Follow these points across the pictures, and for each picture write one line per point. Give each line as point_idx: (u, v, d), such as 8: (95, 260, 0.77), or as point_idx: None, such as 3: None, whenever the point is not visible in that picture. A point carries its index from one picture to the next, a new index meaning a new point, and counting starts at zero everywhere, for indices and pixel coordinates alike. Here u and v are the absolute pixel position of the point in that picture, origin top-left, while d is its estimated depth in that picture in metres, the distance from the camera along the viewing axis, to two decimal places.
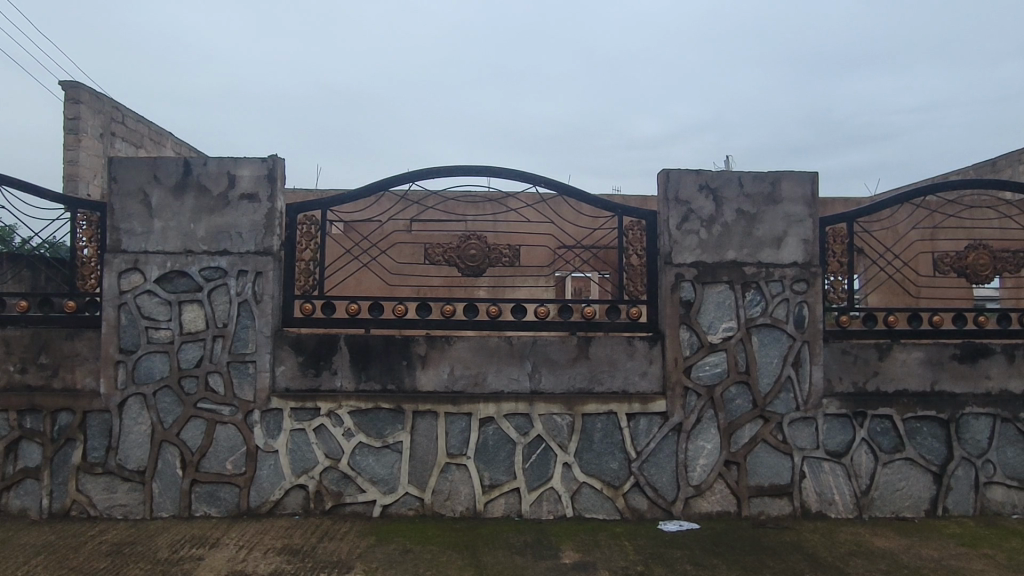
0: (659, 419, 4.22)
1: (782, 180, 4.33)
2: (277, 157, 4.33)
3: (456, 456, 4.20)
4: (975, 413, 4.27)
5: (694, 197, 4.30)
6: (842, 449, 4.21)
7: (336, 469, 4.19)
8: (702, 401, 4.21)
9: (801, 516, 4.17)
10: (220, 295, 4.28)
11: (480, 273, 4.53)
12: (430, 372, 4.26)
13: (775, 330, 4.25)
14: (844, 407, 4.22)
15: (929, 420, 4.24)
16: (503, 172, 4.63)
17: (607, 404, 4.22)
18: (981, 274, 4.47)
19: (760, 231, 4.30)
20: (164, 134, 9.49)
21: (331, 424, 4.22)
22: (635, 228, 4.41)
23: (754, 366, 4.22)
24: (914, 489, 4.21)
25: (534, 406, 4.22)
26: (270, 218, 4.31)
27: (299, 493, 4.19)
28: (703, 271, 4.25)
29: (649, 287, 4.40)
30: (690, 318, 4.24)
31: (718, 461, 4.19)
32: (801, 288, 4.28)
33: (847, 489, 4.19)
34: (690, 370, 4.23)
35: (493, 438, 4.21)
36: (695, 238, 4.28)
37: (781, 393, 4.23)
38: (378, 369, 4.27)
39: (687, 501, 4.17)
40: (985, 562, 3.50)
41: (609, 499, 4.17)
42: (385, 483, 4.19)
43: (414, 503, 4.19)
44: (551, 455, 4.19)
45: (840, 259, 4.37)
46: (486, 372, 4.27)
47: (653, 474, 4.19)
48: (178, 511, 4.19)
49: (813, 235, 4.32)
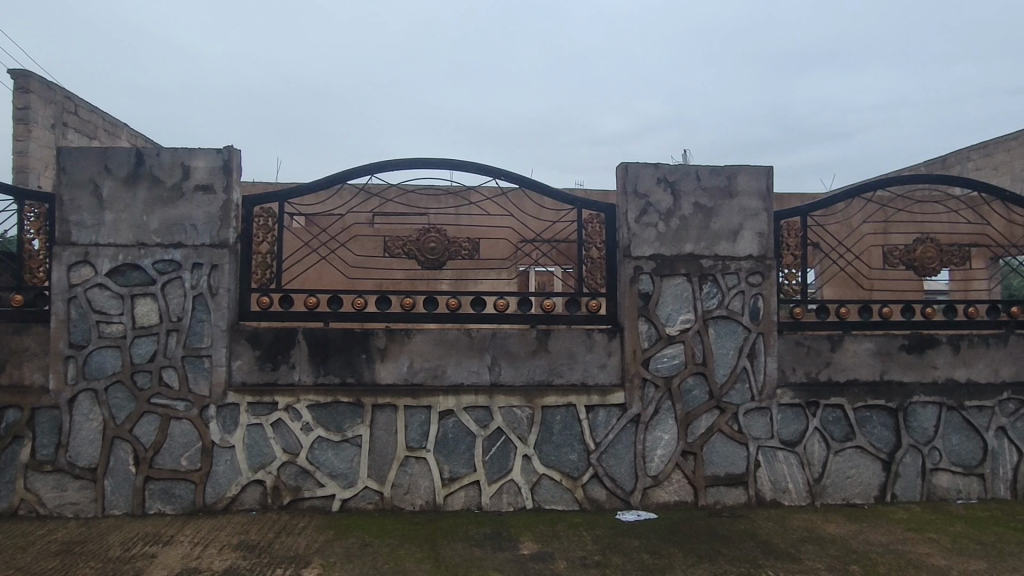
0: (617, 411, 4.26)
1: (738, 174, 4.39)
2: (233, 147, 4.26)
3: (415, 450, 4.19)
4: (922, 403, 4.38)
5: (652, 190, 4.34)
6: (795, 438, 4.30)
7: (294, 463, 4.15)
8: (660, 392, 4.26)
9: (756, 504, 4.25)
10: (174, 289, 4.20)
11: (440, 266, 4.52)
12: (389, 365, 4.24)
13: (731, 322, 4.32)
14: (797, 398, 4.31)
15: (878, 409, 4.35)
16: (463, 164, 4.62)
17: (566, 397, 4.25)
18: (929, 267, 4.59)
19: (717, 225, 4.36)
20: (120, 126, 9.27)
21: (289, 418, 4.17)
22: (594, 221, 4.45)
23: (710, 358, 4.29)
24: (864, 476, 4.32)
25: (493, 399, 4.23)
26: (225, 211, 4.24)
27: (255, 488, 4.14)
28: (661, 263, 4.30)
29: (608, 279, 4.43)
30: (648, 310, 4.28)
31: (675, 452, 4.24)
32: (756, 280, 4.36)
33: (800, 477, 4.28)
34: (648, 362, 4.27)
35: (452, 431, 4.21)
36: (654, 230, 4.32)
37: (737, 384, 4.30)
38: (337, 363, 4.22)
39: (645, 492, 4.22)
40: (930, 546, 3.60)
41: (568, 491, 4.20)
42: (344, 477, 4.16)
43: (373, 496, 4.17)
44: (510, 447, 4.21)
45: (794, 253, 4.46)
46: (446, 365, 4.26)
47: (611, 465, 4.23)
48: (131, 508, 4.11)
49: (768, 229, 4.39)
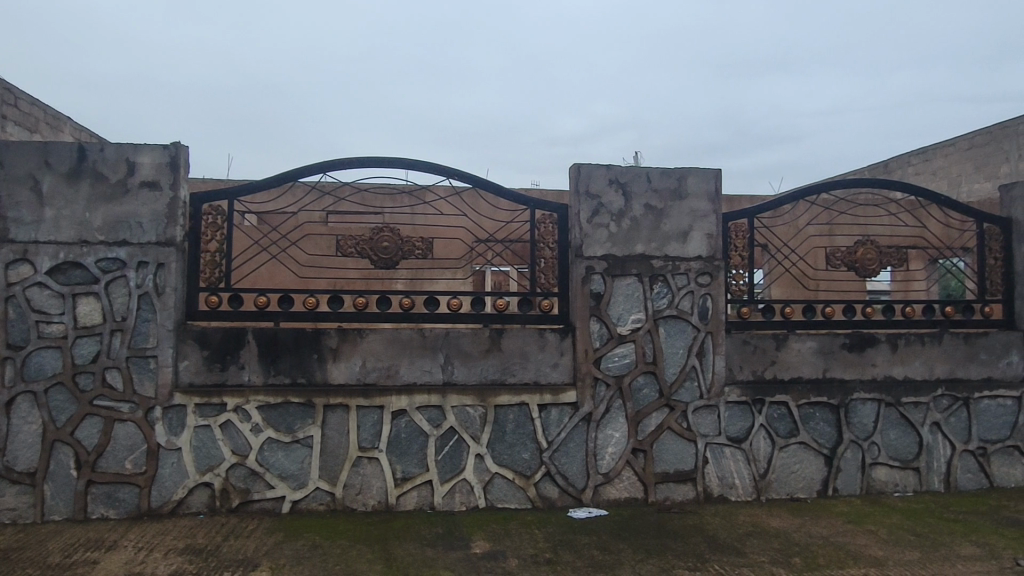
0: (570, 410, 4.30)
1: (688, 176, 4.48)
2: (181, 144, 4.18)
3: (367, 450, 4.16)
4: (862, 399, 4.52)
5: (604, 191, 4.39)
6: (741, 435, 4.41)
7: (243, 465, 4.09)
8: (611, 391, 4.32)
9: (704, 500, 4.34)
10: (118, 287, 4.10)
11: (393, 266, 4.50)
12: (341, 365, 4.21)
13: (681, 322, 4.40)
14: (743, 395, 4.41)
15: (821, 405, 4.49)
16: (417, 164, 4.61)
17: (519, 396, 4.27)
18: (869, 268, 4.75)
19: (667, 226, 4.43)
20: (63, 119, 8.96)
21: (238, 419, 4.11)
22: (547, 221, 4.48)
23: (660, 357, 4.36)
24: (807, 471, 4.45)
25: (446, 398, 4.23)
26: (172, 208, 4.15)
27: (203, 491, 4.06)
28: (613, 263, 4.36)
29: (560, 279, 4.47)
30: (600, 309, 4.34)
31: (625, 449, 4.30)
32: (705, 280, 4.45)
33: (746, 473, 4.39)
34: (600, 361, 4.33)
35: (405, 430, 4.20)
36: (605, 231, 4.37)
37: (686, 382, 4.38)
38: (288, 363, 4.18)
39: (596, 489, 4.27)
40: (868, 537, 3.73)
41: (520, 489, 4.23)
42: (295, 478, 4.11)
43: (324, 498, 4.13)
44: (463, 447, 4.22)
45: (742, 254, 4.57)
46: (399, 365, 4.25)
47: (563, 463, 4.27)
48: (72, 513, 3.99)
49: (717, 230, 4.49)
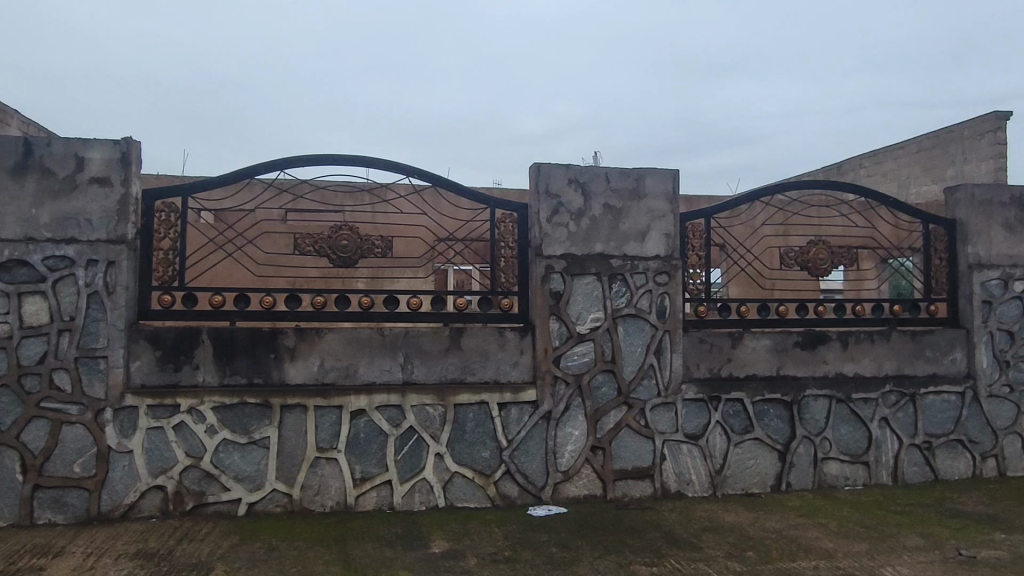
0: (529, 408, 4.32)
1: (646, 176, 4.53)
2: (132, 139, 4.08)
3: (326, 450, 4.12)
4: (814, 396, 4.63)
5: (564, 191, 4.42)
6: (698, 432, 4.48)
7: (197, 468, 4.01)
8: (571, 390, 4.35)
9: (661, 496, 4.40)
10: (66, 286, 3.99)
11: (352, 264, 4.46)
12: (299, 365, 4.16)
13: (639, 320, 4.46)
14: (700, 393, 4.48)
15: (775, 402, 4.58)
16: (376, 162, 4.58)
17: (479, 394, 4.27)
18: (821, 268, 4.87)
19: (626, 225, 4.48)
20: (9, 112, 8.67)
21: (192, 421, 4.03)
22: (507, 220, 4.49)
23: (619, 355, 4.41)
24: (762, 467, 4.54)
25: (405, 397, 4.21)
26: (123, 205, 4.05)
27: (156, 494, 3.98)
28: (572, 262, 4.39)
29: (520, 278, 4.49)
30: (559, 308, 4.36)
31: (584, 447, 4.34)
32: (663, 279, 4.50)
33: (703, 469, 4.46)
34: (559, 360, 4.35)
35: (364, 430, 4.16)
36: (565, 230, 4.40)
37: (644, 380, 4.43)
38: (244, 363, 4.11)
39: (555, 487, 4.30)
40: (819, 531, 3.82)
41: (480, 488, 4.23)
42: (251, 480, 4.05)
43: (281, 499, 4.08)
44: (423, 446, 4.20)
45: (699, 253, 4.64)
46: (358, 364, 4.21)
47: (523, 461, 4.28)
48: (18, 519, 3.87)
49: (674, 230, 4.55)
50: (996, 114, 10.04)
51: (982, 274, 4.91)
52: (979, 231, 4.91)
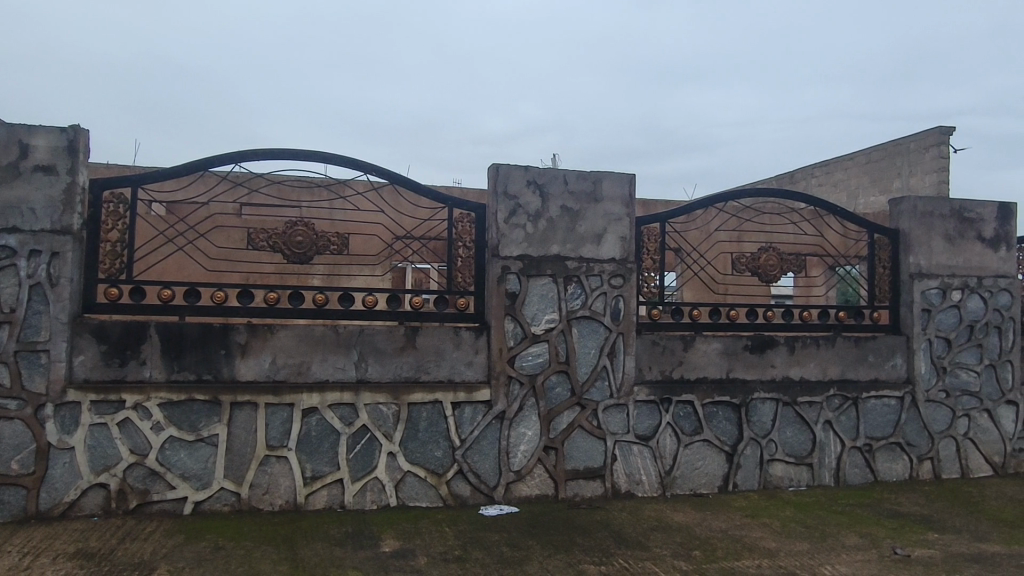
0: (483, 408, 4.33)
1: (604, 180, 4.58)
2: (80, 127, 3.97)
3: (276, 449, 4.07)
4: (762, 399, 4.74)
5: (522, 192, 4.44)
6: (649, 433, 4.55)
7: (142, 465, 3.92)
8: (525, 390, 4.38)
9: (612, 496, 4.45)
10: (7, 277, 3.86)
11: (307, 261, 4.42)
12: (250, 361, 4.10)
13: (593, 322, 4.51)
14: (652, 394, 4.56)
15: (724, 404, 4.68)
16: (334, 158, 4.54)
17: (432, 394, 4.26)
18: (771, 274, 4.99)
19: (582, 228, 4.52)
20: None
21: (138, 418, 3.93)
22: (465, 220, 4.50)
23: (573, 357, 4.45)
24: (709, 468, 4.63)
25: (359, 396, 4.18)
26: (69, 195, 3.94)
27: (97, 493, 3.88)
28: (528, 264, 4.41)
29: (476, 278, 4.50)
30: (515, 309, 4.38)
31: (537, 447, 4.37)
32: (618, 282, 4.56)
33: (653, 470, 4.53)
34: (514, 360, 4.37)
35: (316, 429, 4.12)
36: (522, 231, 4.42)
37: (597, 382, 4.48)
38: (193, 359, 4.03)
39: (507, 487, 4.31)
40: (763, 530, 3.92)
41: (432, 488, 4.22)
42: (198, 478, 3.98)
43: (229, 498, 4.01)
44: (375, 445, 4.18)
45: (654, 257, 4.71)
46: (310, 361, 4.17)
47: (475, 461, 4.29)
48: None
49: (629, 233, 4.61)
50: (939, 130, 10.42)
51: (923, 283, 5.09)
52: (920, 242, 5.09)
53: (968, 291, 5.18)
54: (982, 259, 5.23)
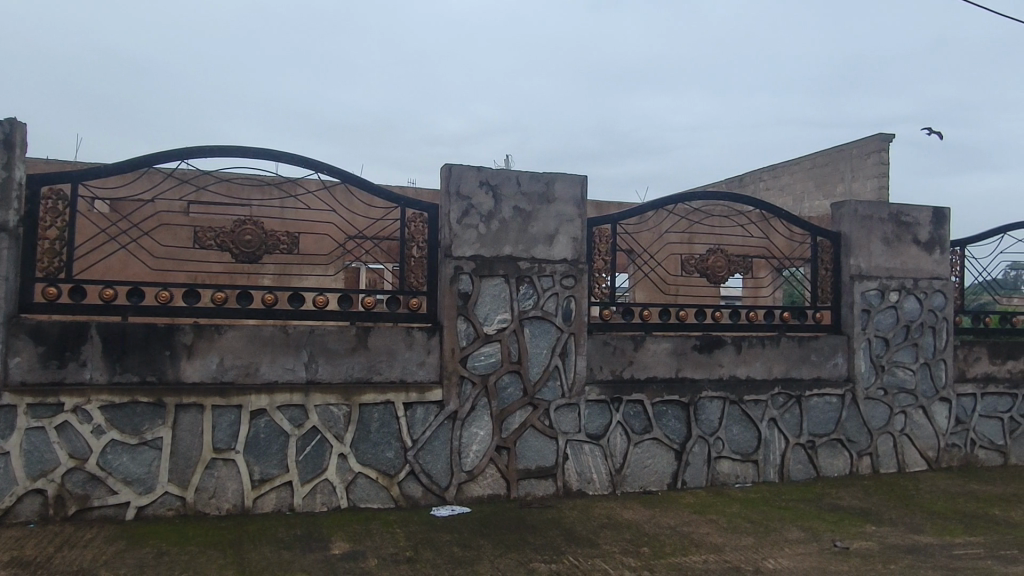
0: (435, 408, 4.32)
1: (556, 181, 4.61)
2: (16, 120, 3.84)
3: (223, 451, 3.99)
4: (710, 397, 4.84)
5: (475, 193, 4.45)
6: (599, 432, 4.60)
7: (82, 470, 3.80)
8: (477, 390, 4.38)
9: (563, 495, 4.49)
10: None
11: (255, 260, 4.35)
12: (196, 362, 4.01)
13: (545, 322, 4.54)
14: (602, 394, 4.61)
15: (673, 403, 4.76)
16: (284, 156, 4.48)
17: (384, 394, 4.24)
18: (719, 275, 5.10)
19: (534, 229, 4.55)
20: None
21: (77, 421, 3.81)
22: (418, 220, 4.49)
23: (525, 357, 4.47)
24: (658, 466, 4.71)
25: (309, 397, 4.13)
26: (5, 190, 3.80)
27: (34, 499, 3.75)
28: (481, 264, 4.42)
29: (428, 278, 4.49)
30: (467, 309, 4.39)
31: (489, 447, 4.38)
32: (569, 283, 4.60)
33: (603, 468, 4.58)
34: (466, 360, 4.38)
35: (264, 431, 4.05)
36: (474, 232, 4.43)
37: (548, 381, 4.52)
38: (136, 360, 3.93)
39: (459, 487, 4.31)
40: (709, 526, 4.00)
41: (384, 488, 4.20)
42: (141, 482, 3.88)
43: (173, 502, 3.92)
44: (326, 446, 4.13)
45: (605, 258, 4.77)
46: (259, 362, 4.10)
47: (427, 461, 4.28)
48: None
49: (581, 234, 4.66)
50: (880, 137, 10.80)
51: (863, 284, 5.26)
52: (861, 245, 5.27)
53: (905, 292, 5.38)
54: (918, 261, 5.43)
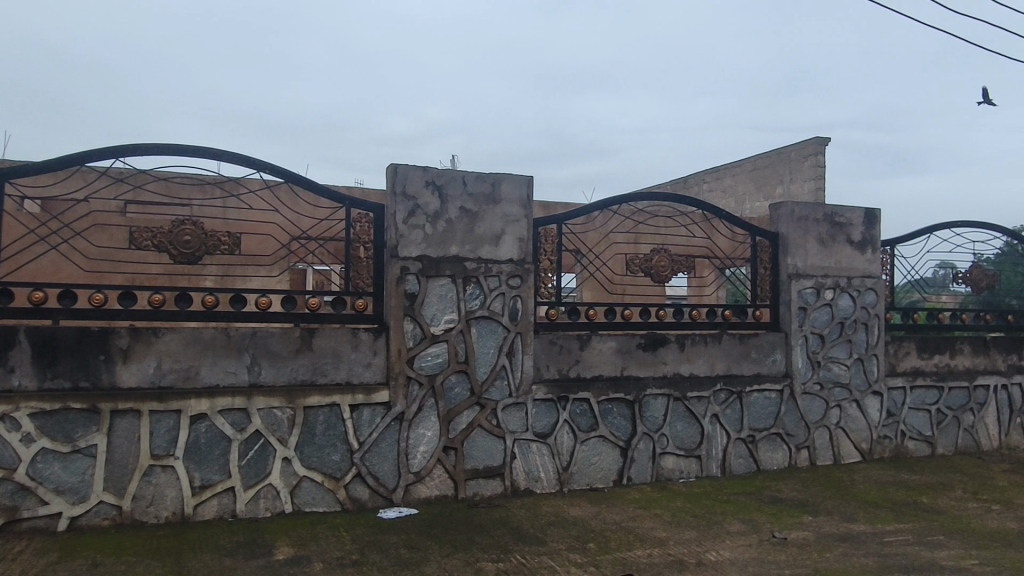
0: (382, 410, 4.29)
1: (502, 182, 4.63)
2: None
3: (161, 458, 3.88)
4: (654, 395, 4.93)
5: (421, 193, 4.44)
6: (547, 431, 4.63)
7: (10, 480, 3.65)
8: (424, 391, 4.37)
9: (511, 494, 4.51)
10: None
11: (195, 260, 4.24)
12: (132, 367, 3.89)
13: (492, 322, 4.55)
14: (549, 393, 4.65)
15: (618, 401, 4.83)
16: (225, 155, 4.39)
17: (329, 397, 4.19)
18: (663, 275, 5.20)
19: (481, 229, 4.56)
20: None
21: (5, 429, 3.66)
22: (363, 220, 4.45)
23: (472, 356, 4.47)
24: (605, 463, 4.77)
25: (251, 400, 4.05)
26: None
27: None
28: (427, 264, 4.41)
29: (374, 279, 4.45)
30: (413, 309, 4.37)
31: (437, 447, 4.37)
32: (516, 283, 4.62)
33: (551, 466, 4.62)
34: (413, 361, 4.36)
35: (204, 436, 3.96)
36: (421, 232, 4.41)
37: (496, 381, 4.53)
38: (69, 365, 3.79)
39: (407, 488, 4.29)
40: (654, 521, 4.07)
41: (329, 492, 4.15)
42: (74, 492, 3.74)
43: (109, 512, 3.79)
44: (269, 450, 4.06)
45: (551, 258, 4.82)
46: (199, 366, 4.00)
47: (374, 463, 4.25)
48: None
49: (527, 235, 4.68)
50: (817, 141, 11.16)
51: (800, 283, 5.43)
52: (798, 245, 5.44)
53: (839, 291, 5.57)
54: (851, 260, 5.63)
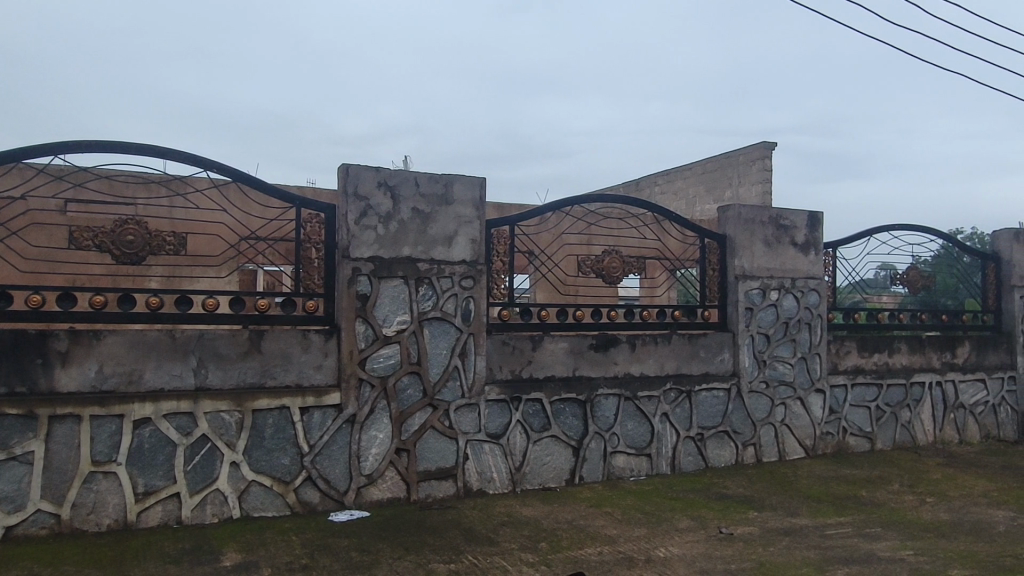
0: (333, 412, 4.25)
1: (455, 183, 4.63)
2: None
3: (103, 464, 3.77)
4: (606, 394, 4.99)
5: (373, 194, 4.40)
6: (499, 431, 4.65)
7: None
8: (376, 393, 4.34)
9: (463, 495, 4.51)
10: None
11: (138, 261, 4.13)
12: (72, 371, 3.77)
13: (445, 323, 4.55)
14: (502, 393, 4.67)
15: (570, 401, 4.88)
16: (170, 153, 4.29)
17: (279, 399, 4.13)
18: (615, 276, 5.26)
19: (433, 230, 4.55)
20: None
21: None
22: (314, 221, 4.39)
23: (424, 357, 4.46)
24: (557, 462, 4.81)
25: (198, 404, 3.96)
26: None
27: None
28: (380, 265, 4.38)
29: (325, 280, 4.40)
30: (365, 311, 4.34)
31: (389, 449, 4.34)
32: (469, 284, 4.63)
33: (504, 467, 4.64)
34: (365, 362, 4.32)
35: (148, 441, 3.86)
36: (373, 233, 4.38)
37: (449, 382, 4.53)
38: (4, 370, 3.66)
39: (358, 491, 4.26)
40: (605, 519, 4.12)
41: (279, 496, 4.09)
42: (10, 501, 3.61)
43: (47, 520, 3.67)
44: (216, 455, 3.98)
45: (504, 259, 4.83)
46: (143, 369, 3.90)
47: (325, 466, 4.20)
48: None
49: (480, 236, 4.69)
50: (764, 145, 11.43)
51: (747, 284, 5.57)
52: (745, 247, 5.56)
53: (784, 291, 5.73)
54: (796, 262, 5.79)
